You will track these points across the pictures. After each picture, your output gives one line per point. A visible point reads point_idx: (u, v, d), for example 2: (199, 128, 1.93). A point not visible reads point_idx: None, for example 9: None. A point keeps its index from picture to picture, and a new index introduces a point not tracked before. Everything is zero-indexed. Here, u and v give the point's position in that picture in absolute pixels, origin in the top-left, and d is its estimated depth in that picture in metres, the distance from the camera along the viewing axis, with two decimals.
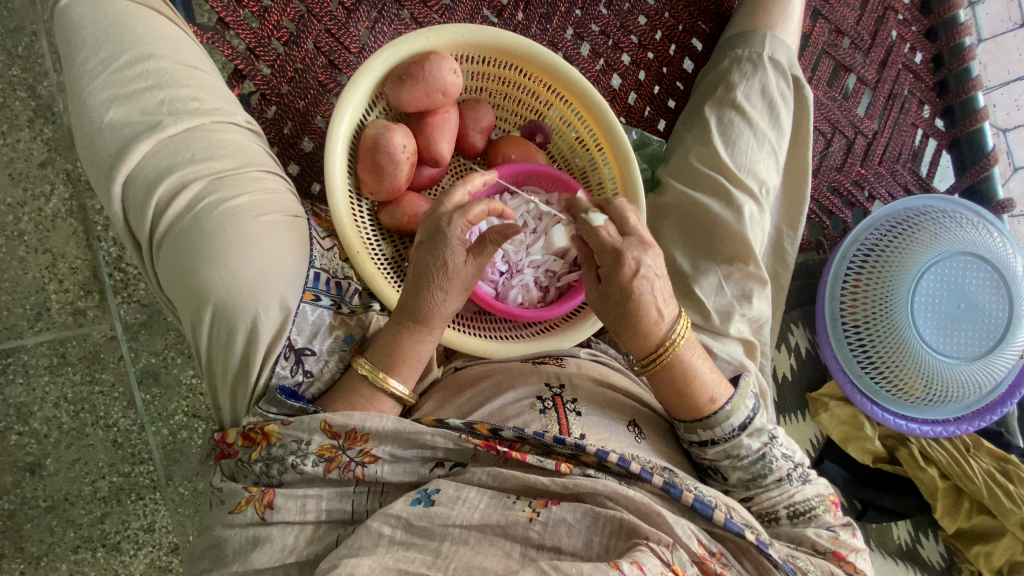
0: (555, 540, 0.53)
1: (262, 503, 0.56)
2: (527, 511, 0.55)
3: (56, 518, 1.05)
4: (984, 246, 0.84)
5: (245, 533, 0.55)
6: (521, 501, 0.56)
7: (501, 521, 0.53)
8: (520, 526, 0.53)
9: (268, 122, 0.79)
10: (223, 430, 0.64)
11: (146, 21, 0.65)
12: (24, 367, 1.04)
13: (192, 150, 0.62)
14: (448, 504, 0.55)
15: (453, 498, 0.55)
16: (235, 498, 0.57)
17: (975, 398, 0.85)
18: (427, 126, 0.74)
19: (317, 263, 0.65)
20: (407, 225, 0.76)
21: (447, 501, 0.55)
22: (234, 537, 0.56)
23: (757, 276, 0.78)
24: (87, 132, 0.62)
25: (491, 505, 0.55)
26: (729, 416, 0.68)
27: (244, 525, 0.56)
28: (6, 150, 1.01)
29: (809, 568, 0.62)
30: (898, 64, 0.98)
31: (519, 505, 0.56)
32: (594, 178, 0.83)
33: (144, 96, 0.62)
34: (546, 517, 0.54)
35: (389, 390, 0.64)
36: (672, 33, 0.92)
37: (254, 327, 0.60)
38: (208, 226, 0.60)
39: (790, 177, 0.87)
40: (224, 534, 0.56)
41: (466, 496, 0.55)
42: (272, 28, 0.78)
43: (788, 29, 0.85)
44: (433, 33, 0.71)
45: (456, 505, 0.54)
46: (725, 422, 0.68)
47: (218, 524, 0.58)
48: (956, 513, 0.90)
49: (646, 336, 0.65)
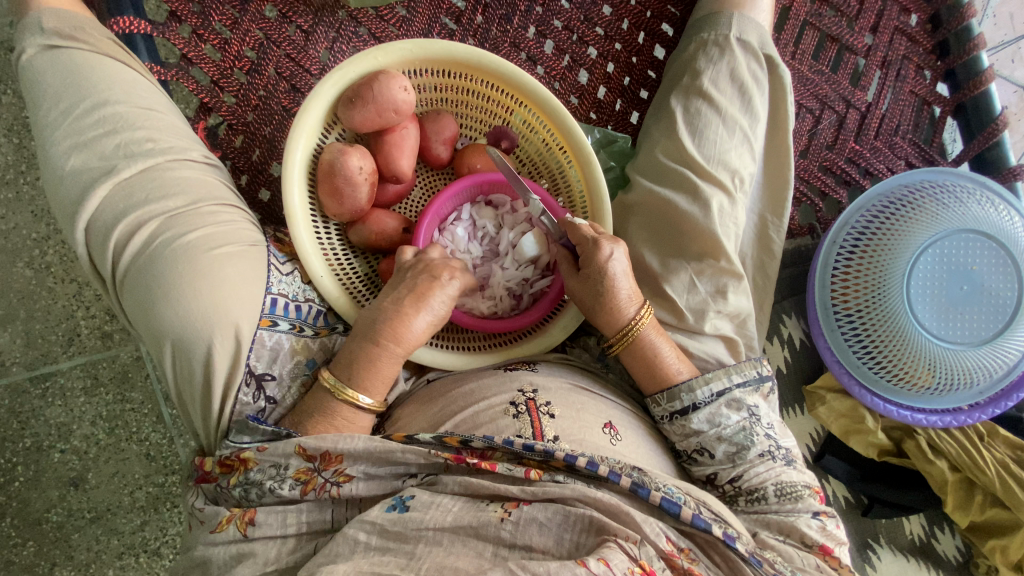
0: (527, 538, 0.53)
1: (243, 521, 0.58)
2: (499, 511, 0.55)
3: (101, 527, 1.13)
4: (988, 221, 0.78)
5: (230, 549, 0.57)
6: (493, 504, 0.56)
7: (473, 522, 0.53)
8: (491, 526, 0.53)
9: (236, 151, 0.80)
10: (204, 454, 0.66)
11: (105, 68, 0.68)
12: (62, 390, 1.12)
13: (146, 191, 0.65)
14: (421, 509, 0.55)
15: (426, 503, 0.56)
16: (216, 517, 0.59)
17: (987, 384, 0.79)
18: (385, 144, 0.75)
19: (274, 288, 0.67)
20: (375, 242, 0.77)
21: (422, 506, 0.56)
22: (219, 554, 0.58)
23: (731, 270, 0.75)
24: (54, 181, 0.65)
25: (464, 509, 0.55)
26: (710, 382, 0.70)
27: (227, 541, 0.58)
28: (29, 189, 1.10)
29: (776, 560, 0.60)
30: (891, 27, 0.91)
31: (491, 507, 0.56)
32: (561, 181, 0.82)
33: (101, 141, 0.65)
34: (517, 516, 0.54)
35: (356, 403, 0.65)
36: (640, 21, 0.89)
37: (212, 357, 0.62)
38: (161, 264, 0.62)
39: (772, 162, 0.83)
40: (209, 552, 0.58)
41: (440, 501, 0.56)
42: (233, 58, 0.80)
43: (758, 6, 0.80)
44: (380, 51, 0.71)
45: (430, 509, 0.55)
46: (703, 386, 0.70)
47: (200, 543, 0.59)
48: (969, 507, 0.86)
49: (614, 315, 0.71)
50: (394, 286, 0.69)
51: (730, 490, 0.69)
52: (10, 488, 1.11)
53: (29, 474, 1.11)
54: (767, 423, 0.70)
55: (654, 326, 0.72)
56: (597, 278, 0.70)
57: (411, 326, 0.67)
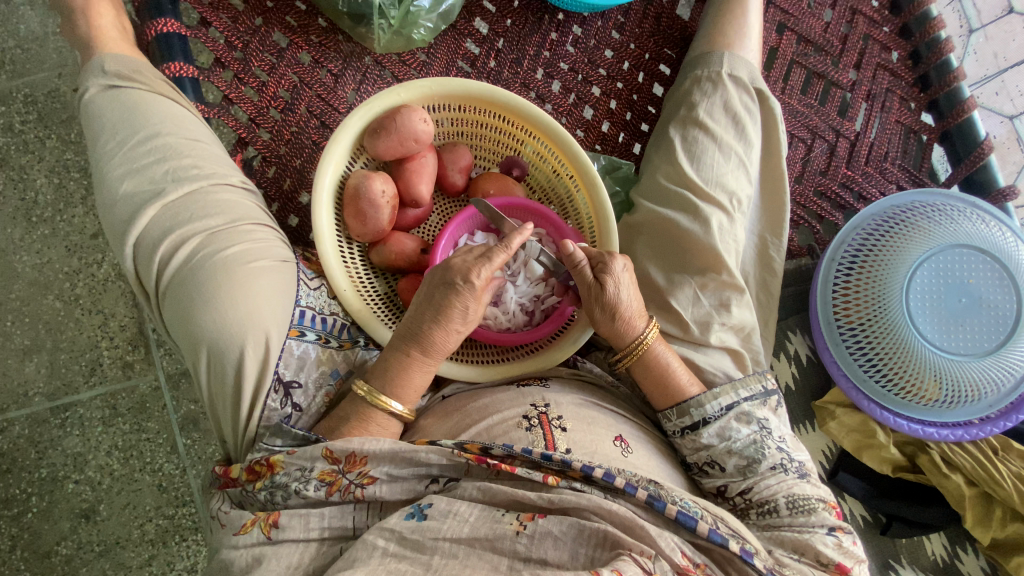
0: (542, 552, 0.56)
1: (267, 524, 0.62)
2: (514, 524, 0.58)
3: (109, 561, 1.13)
4: (979, 237, 0.82)
5: (250, 553, 0.60)
6: (509, 514, 0.60)
7: (489, 534, 0.57)
8: (507, 539, 0.57)
9: (268, 180, 0.87)
10: (228, 463, 0.71)
11: (156, 105, 0.76)
12: (81, 419, 1.15)
13: (191, 211, 0.71)
14: (439, 519, 0.59)
15: (444, 512, 0.59)
16: (240, 520, 0.63)
17: (995, 397, 0.81)
18: (406, 172, 0.81)
19: (303, 301, 0.72)
20: (395, 262, 0.82)
21: (439, 515, 0.59)
22: (241, 556, 0.60)
23: (732, 284, 0.79)
24: (106, 203, 0.72)
25: (480, 519, 0.59)
26: (718, 397, 0.73)
27: (251, 545, 0.61)
28: (65, 226, 1.18)
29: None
30: (873, 64, 0.98)
31: (507, 518, 0.59)
32: (570, 207, 0.88)
33: (153, 168, 0.72)
34: (532, 530, 0.57)
35: (388, 410, 0.70)
36: (639, 62, 0.97)
37: (243, 362, 0.66)
38: (201, 277, 0.68)
39: (769, 186, 0.88)
40: (231, 555, 0.61)
41: (457, 510, 0.60)
42: (270, 99, 0.88)
43: (747, 46, 0.89)
44: (402, 89, 0.78)
45: (447, 519, 0.59)
46: (713, 401, 0.72)
47: (224, 547, 0.62)
48: (989, 522, 0.84)
49: (624, 331, 0.74)
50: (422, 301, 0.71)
51: (741, 502, 0.70)
52: (23, 520, 1.12)
53: (43, 505, 1.13)
54: (779, 437, 0.72)
55: (660, 339, 0.75)
56: (611, 287, 0.72)
57: (431, 337, 0.71)
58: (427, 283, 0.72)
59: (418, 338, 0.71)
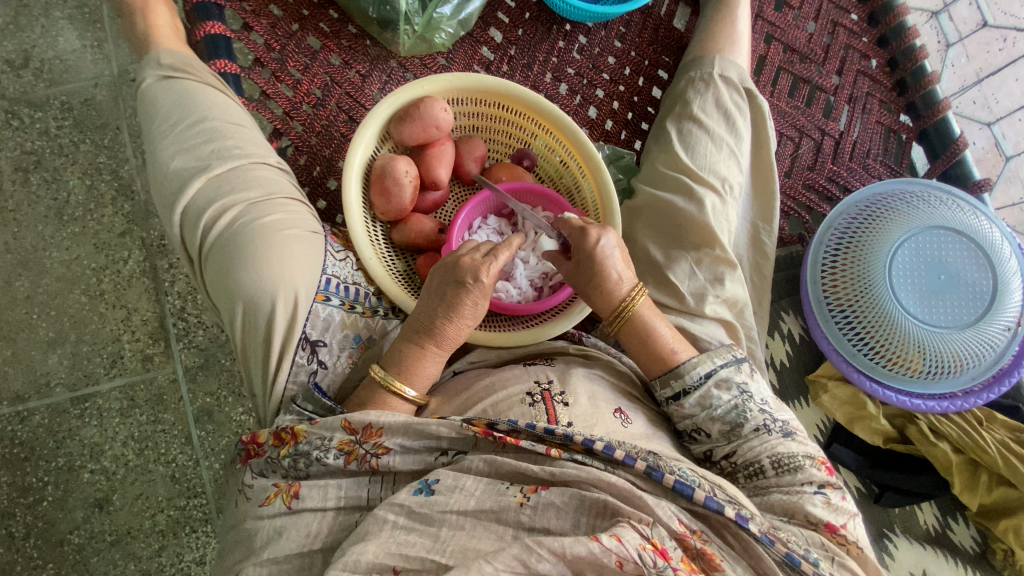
0: (545, 522, 0.60)
1: (289, 495, 0.66)
2: (518, 496, 0.61)
3: (120, 551, 1.16)
4: (956, 220, 0.89)
5: (273, 523, 0.65)
6: (513, 487, 0.63)
7: (494, 507, 0.60)
8: (512, 511, 0.60)
9: (300, 167, 0.95)
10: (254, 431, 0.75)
11: (203, 94, 0.84)
12: (99, 410, 1.20)
13: (233, 184, 0.78)
14: (446, 493, 0.62)
15: (450, 487, 0.63)
16: (264, 493, 0.67)
17: (976, 368, 0.87)
18: (427, 157, 0.89)
19: (329, 270, 0.78)
20: (414, 241, 0.89)
21: (446, 490, 0.63)
22: (264, 527, 0.65)
23: (726, 260, 0.86)
24: (158, 177, 0.79)
25: (486, 492, 0.62)
26: (696, 366, 0.77)
27: (273, 516, 0.65)
28: (95, 225, 1.26)
29: (791, 539, 0.65)
30: (853, 70, 1.07)
31: (511, 491, 0.62)
32: (577, 194, 0.95)
33: (201, 146, 0.80)
34: (535, 501, 0.61)
35: (402, 395, 0.75)
36: (640, 68, 1.06)
37: (275, 315, 0.73)
38: (241, 240, 0.75)
39: (760, 177, 0.95)
40: (256, 525, 0.65)
41: (463, 485, 0.63)
42: (303, 95, 0.96)
43: (737, 52, 0.97)
44: (427, 82, 0.86)
45: (453, 493, 0.62)
46: (692, 370, 0.77)
47: (249, 518, 0.67)
48: (976, 488, 0.90)
49: (611, 294, 0.79)
50: (432, 299, 0.77)
51: (727, 466, 0.75)
52: (38, 508, 1.16)
53: (58, 494, 1.17)
54: (760, 400, 0.75)
55: (648, 307, 0.81)
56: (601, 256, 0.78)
57: (444, 332, 0.77)
58: (441, 275, 0.77)
59: (432, 333, 0.76)
